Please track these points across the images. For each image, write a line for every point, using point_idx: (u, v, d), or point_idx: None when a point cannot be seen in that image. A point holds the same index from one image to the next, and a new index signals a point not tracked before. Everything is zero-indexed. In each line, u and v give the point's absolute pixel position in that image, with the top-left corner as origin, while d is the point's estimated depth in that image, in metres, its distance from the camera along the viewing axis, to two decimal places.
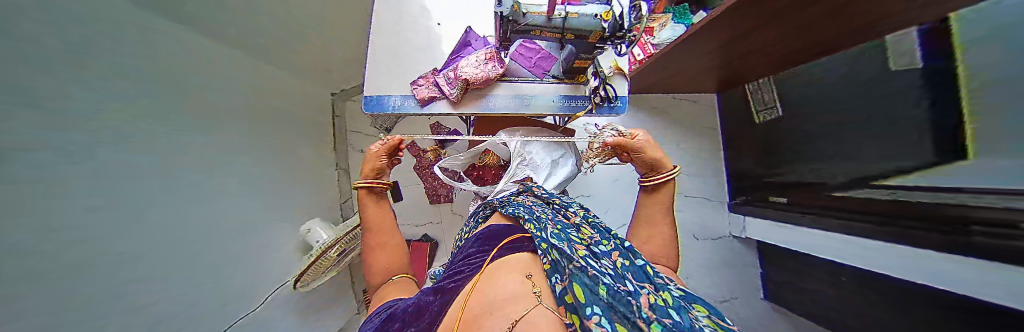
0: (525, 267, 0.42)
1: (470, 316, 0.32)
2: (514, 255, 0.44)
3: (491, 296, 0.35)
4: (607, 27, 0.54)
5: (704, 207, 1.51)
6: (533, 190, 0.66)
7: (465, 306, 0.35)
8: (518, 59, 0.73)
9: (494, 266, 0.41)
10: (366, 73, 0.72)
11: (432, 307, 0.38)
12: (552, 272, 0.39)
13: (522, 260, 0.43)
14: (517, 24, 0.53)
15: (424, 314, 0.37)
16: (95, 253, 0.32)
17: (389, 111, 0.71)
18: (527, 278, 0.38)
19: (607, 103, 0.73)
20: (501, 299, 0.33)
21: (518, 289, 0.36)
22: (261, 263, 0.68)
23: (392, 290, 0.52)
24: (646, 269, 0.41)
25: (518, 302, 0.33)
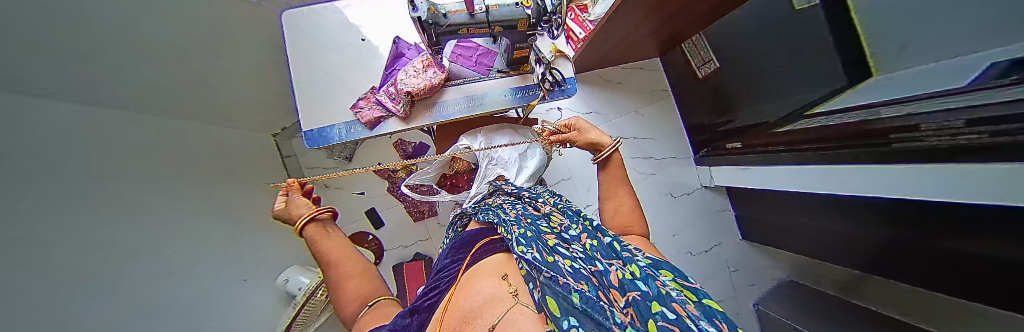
0: (500, 267, 0.36)
1: None
2: (488, 257, 0.39)
3: (468, 302, 0.29)
4: (532, 12, 0.53)
5: (674, 167, 1.58)
6: (502, 188, 0.62)
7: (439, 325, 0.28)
8: (458, 61, 0.70)
9: (469, 273, 0.36)
10: (298, 105, 0.65)
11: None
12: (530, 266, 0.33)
13: (497, 261, 0.37)
14: (439, 26, 0.51)
15: None
16: None
17: (336, 142, 0.66)
18: (504, 278, 0.32)
19: (558, 87, 0.73)
20: (475, 307, 0.27)
21: (495, 291, 0.30)
22: None
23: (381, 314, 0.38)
24: (614, 244, 0.36)
25: (494, 307, 0.26)
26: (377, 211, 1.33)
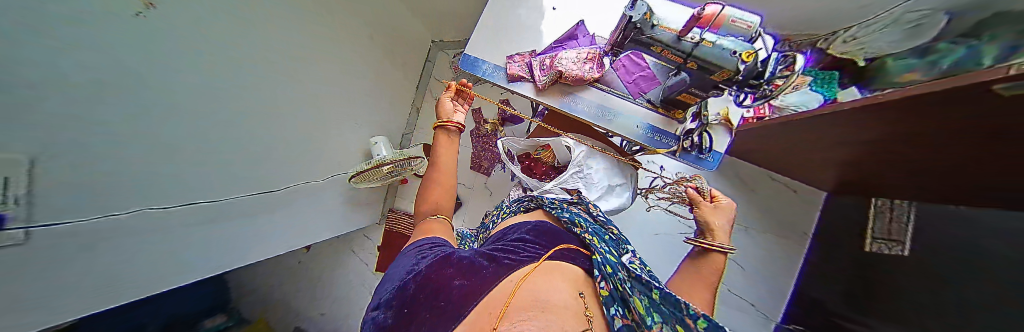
0: (577, 282, 0.39)
1: (517, 306, 0.29)
2: (567, 263, 0.42)
3: (539, 294, 0.31)
4: (744, 69, 0.47)
5: (742, 313, 1.30)
6: (588, 206, 0.63)
7: (517, 290, 0.32)
8: (619, 71, 0.69)
9: (548, 264, 0.39)
10: (472, 34, 0.77)
11: (481, 272, 0.36)
12: (610, 303, 0.36)
13: (575, 273, 0.41)
14: (640, 34, 0.49)
15: (475, 273, 0.36)
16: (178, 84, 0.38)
17: (478, 75, 0.75)
18: (582, 296, 0.35)
19: (696, 151, 0.65)
20: (556, 304, 0.30)
21: (571, 302, 0.32)
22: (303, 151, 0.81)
23: (435, 228, 0.54)
24: None
25: (571, 317, 0.29)
26: None
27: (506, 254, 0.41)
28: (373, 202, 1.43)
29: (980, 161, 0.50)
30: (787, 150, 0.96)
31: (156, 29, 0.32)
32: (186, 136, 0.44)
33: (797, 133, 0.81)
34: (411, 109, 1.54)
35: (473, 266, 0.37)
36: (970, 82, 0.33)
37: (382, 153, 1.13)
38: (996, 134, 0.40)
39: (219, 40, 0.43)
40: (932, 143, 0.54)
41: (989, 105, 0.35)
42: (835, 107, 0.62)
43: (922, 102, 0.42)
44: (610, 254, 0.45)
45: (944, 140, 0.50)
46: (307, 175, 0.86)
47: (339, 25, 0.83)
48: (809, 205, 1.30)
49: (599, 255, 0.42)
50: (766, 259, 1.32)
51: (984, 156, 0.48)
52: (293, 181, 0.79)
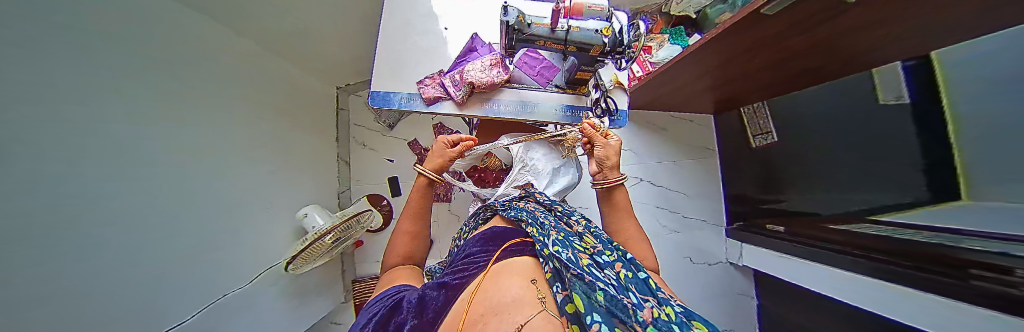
0: (529, 271, 0.45)
1: (472, 321, 0.34)
2: (516, 258, 0.49)
3: (493, 300, 0.37)
4: (608, 41, 0.57)
5: (699, 230, 1.58)
6: (534, 195, 0.70)
7: (470, 307, 0.37)
8: (523, 68, 0.75)
9: (497, 268, 0.45)
10: (374, 69, 0.73)
11: (433, 306, 0.41)
12: (555, 280, 0.41)
13: (524, 264, 0.47)
14: (521, 33, 0.55)
15: (427, 308, 0.41)
16: (78, 211, 0.33)
17: (394, 108, 0.71)
18: (534, 282, 0.41)
19: (610, 116, 0.74)
20: (505, 301, 0.36)
21: (523, 293, 0.38)
22: (232, 249, 0.67)
23: (400, 277, 0.56)
24: (648, 281, 0.40)
25: (520, 305, 0.34)
26: (399, 180, 1.48)
27: (457, 279, 0.46)
28: (328, 283, 1.21)
29: (791, 47, 0.74)
30: (673, 92, 1.22)
31: (42, 156, 0.28)
32: (100, 286, 0.36)
33: (673, 78, 1.05)
34: (338, 163, 1.37)
35: (425, 304, 0.42)
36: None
37: (319, 223, 0.99)
38: (803, 22, 0.60)
39: (103, 150, 0.37)
40: (762, 48, 0.77)
41: (799, 3, 0.52)
42: (694, 46, 0.81)
43: (754, 16, 0.60)
44: (547, 235, 0.50)
45: (771, 40, 0.72)
46: (247, 276, 0.71)
47: (241, 96, 0.73)
48: (704, 127, 1.66)
49: (540, 243, 0.48)
50: (696, 179, 1.62)
51: (796, 38, 0.69)
52: (238, 284, 0.67)
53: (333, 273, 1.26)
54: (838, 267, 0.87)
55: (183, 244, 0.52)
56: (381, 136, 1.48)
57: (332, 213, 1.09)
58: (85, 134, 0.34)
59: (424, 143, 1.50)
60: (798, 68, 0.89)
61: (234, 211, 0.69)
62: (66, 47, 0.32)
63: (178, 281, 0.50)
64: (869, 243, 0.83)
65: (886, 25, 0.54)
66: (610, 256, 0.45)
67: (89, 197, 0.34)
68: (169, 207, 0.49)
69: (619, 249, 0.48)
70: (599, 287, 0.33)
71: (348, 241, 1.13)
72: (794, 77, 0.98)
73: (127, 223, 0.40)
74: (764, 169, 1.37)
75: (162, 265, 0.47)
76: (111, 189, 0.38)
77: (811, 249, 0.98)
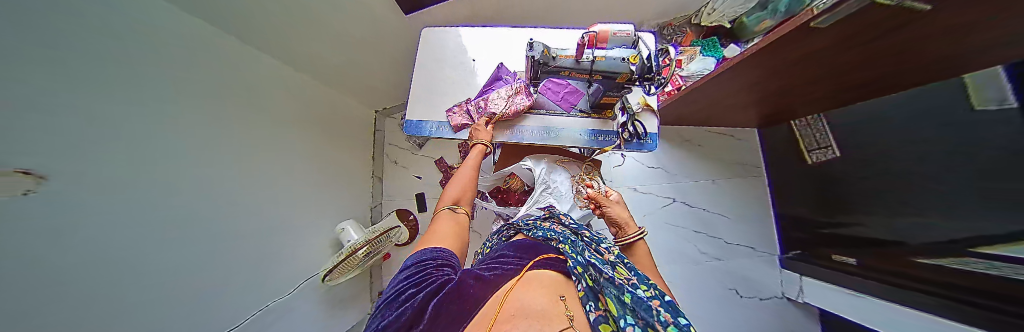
0: (557, 286, 0.46)
1: (507, 320, 0.34)
2: (545, 270, 0.49)
3: (525, 307, 0.37)
4: (635, 69, 0.55)
5: (745, 257, 1.39)
6: (560, 217, 0.69)
7: (503, 308, 0.37)
8: (546, 93, 0.77)
9: (530, 276, 0.46)
10: (408, 100, 0.80)
11: (467, 296, 0.40)
12: (588, 300, 0.43)
13: (552, 277, 0.48)
14: (546, 66, 0.56)
15: (462, 298, 0.40)
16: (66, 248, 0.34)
17: (425, 135, 0.77)
18: (562, 299, 0.42)
19: (636, 139, 0.72)
20: (538, 309, 0.36)
21: (549, 306, 0.38)
22: (258, 265, 0.73)
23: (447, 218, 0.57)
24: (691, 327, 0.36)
25: (553, 317, 0.36)
26: (425, 196, 1.56)
27: (491, 276, 0.46)
28: (359, 293, 1.29)
29: (848, 58, 0.66)
30: (708, 107, 1.15)
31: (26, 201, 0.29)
32: (109, 309, 0.39)
33: (705, 94, 1.00)
34: (373, 180, 1.50)
35: (461, 291, 0.41)
36: (849, 7, 0.44)
37: (352, 237, 1.07)
38: (861, 33, 0.53)
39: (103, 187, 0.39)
40: (810, 60, 0.70)
41: (862, 15, 0.46)
42: (732, 61, 0.76)
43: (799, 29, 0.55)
44: (579, 253, 0.52)
45: (820, 53, 0.65)
46: (277, 289, 0.78)
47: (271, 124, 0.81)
48: (744, 141, 1.53)
49: (571, 259, 0.50)
50: (738, 197, 1.46)
51: (854, 50, 0.60)
52: (268, 297, 0.74)
53: (364, 284, 1.34)
54: (932, 314, 0.74)
55: (205, 262, 0.57)
56: (411, 155, 1.60)
57: (364, 228, 1.17)
58: (94, 171, 0.38)
59: (449, 160, 1.57)
60: (858, 81, 0.79)
61: (263, 229, 0.75)
62: (65, 92, 0.34)
63: (198, 297, 0.55)
64: (973, 283, 0.70)
65: (958, 29, 0.45)
66: (647, 292, 0.42)
67: (97, 228, 0.38)
68: (192, 228, 0.55)
69: (655, 287, 0.44)
70: (627, 290, 0.40)
71: (378, 255, 1.21)
72: (848, 89, 0.87)
73: (143, 246, 0.45)
74: (827, 191, 1.19)
75: (181, 283, 0.52)
76: (125, 218, 0.43)
77: (894, 291, 0.85)
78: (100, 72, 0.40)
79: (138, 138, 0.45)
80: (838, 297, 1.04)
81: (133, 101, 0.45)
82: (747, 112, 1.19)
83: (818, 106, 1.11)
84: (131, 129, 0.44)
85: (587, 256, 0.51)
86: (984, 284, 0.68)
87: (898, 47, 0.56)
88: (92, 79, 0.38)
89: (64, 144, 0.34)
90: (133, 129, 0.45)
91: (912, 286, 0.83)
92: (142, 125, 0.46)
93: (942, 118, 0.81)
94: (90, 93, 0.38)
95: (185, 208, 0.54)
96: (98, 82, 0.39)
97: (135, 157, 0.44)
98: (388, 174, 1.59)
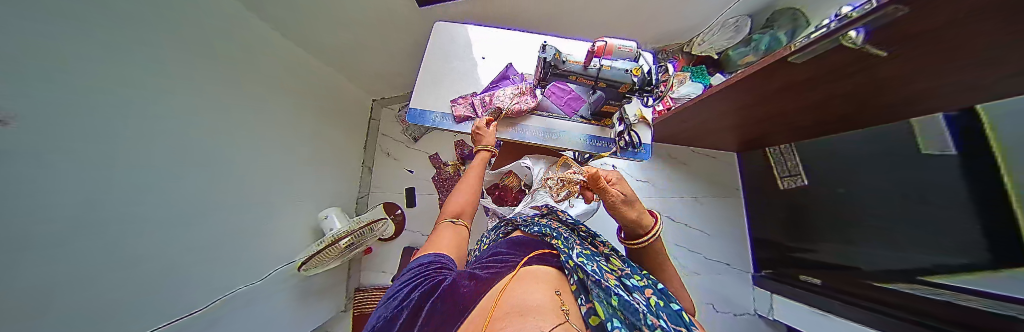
0: (554, 281, 0.46)
1: (499, 314, 0.33)
2: (543, 267, 0.50)
3: (515, 301, 0.36)
4: (637, 81, 0.59)
5: (722, 273, 1.46)
6: (558, 214, 0.70)
7: (496, 303, 0.36)
8: (551, 97, 0.79)
9: (524, 272, 0.46)
10: (413, 89, 0.80)
11: (463, 293, 0.40)
12: (579, 293, 0.43)
13: (547, 273, 0.48)
14: (556, 69, 0.59)
15: (459, 295, 0.39)
16: (23, 198, 0.30)
17: (428, 124, 0.76)
18: (557, 293, 0.42)
19: (630, 148, 0.76)
20: (529, 305, 0.35)
21: (546, 300, 0.38)
22: (224, 245, 0.66)
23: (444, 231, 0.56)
24: (682, 314, 0.37)
25: (545, 310, 0.35)
26: (415, 191, 1.53)
27: (486, 275, 0.47)
28: (334, 287, 1.20)
29: (823, 92, 0.73)
30: (697, 128, 1.23)
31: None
32: (61, 269, 0.36)
33: (695, 114, 1.06)
34: (362, 169, 1.45)
35: (458, 290, 0.40)
36: (825, 46, 0.50)
37: (335, 226, 1.02)
38: (834, 70, 0.60)
39: (61, 132, 0.35)
40: (787, 91, 0.78)
41: (832, 54, 0.53)
42: (723, 85, 0.81)
43: (779, 63, 0.62)
44: (572, 249, 0.53)
45: (800, 86, 0.72)
46: (244, 275, 0.72)
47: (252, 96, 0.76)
48: (725, 164, 1.64)
49: (563, 253, 0.51)
50: (717, 215, 1.55)
51: (833, 83, 0.66)
52: (235, 282, 0.68)
53: (340, 278, 1.26)
54: (875, 327, 0.81)
55: (165, 234, 0.52)
56: (405, 148, 1.57)
57: (348, 218, 1.12)
58: (63, 122, 0.35)
59: (444, 157, 1.56)
60: (829, 114, 0.88)
61: (234, 207, 0.70)
62: (24, 21, 0.30)
63: (154, 273, 0.50)
64: (913, 304, 0.78)
65: (914, 73, 0.52)
66: (640, 281, 0.45)
67: (56, 182, 0.34)
68: (155, 195, 0.50)
69: (649, 276, 0.48)
70: (615, 293, 0.37)
71: (360, 246, 1.16)
72: (818, 121, 0.97)
73: (103, 212, 0.41)
74: (794, 214, 1.30)
75: (138, 255, 0.47)
76: (84, 177, 0.38)
77: (840, 307, 0.95)
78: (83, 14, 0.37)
79: (106, 87, 0.41)
80: (805, 318, 1.09)
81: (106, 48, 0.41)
82: (731, 136, 1.29)
83: (788, 138, 1.24)
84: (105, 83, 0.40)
85: (578, 252, 0.51)
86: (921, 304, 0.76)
87: (861, 85, 0.64)
88: (61, 13, 0.35)
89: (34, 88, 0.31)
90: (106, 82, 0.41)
91: (864, 304, 0.91)
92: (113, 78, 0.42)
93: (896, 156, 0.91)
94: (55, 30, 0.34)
95: (152, 174, 0.49)
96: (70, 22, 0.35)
97: (101, 108, 0.40)
98: (379, 165, 1.54)
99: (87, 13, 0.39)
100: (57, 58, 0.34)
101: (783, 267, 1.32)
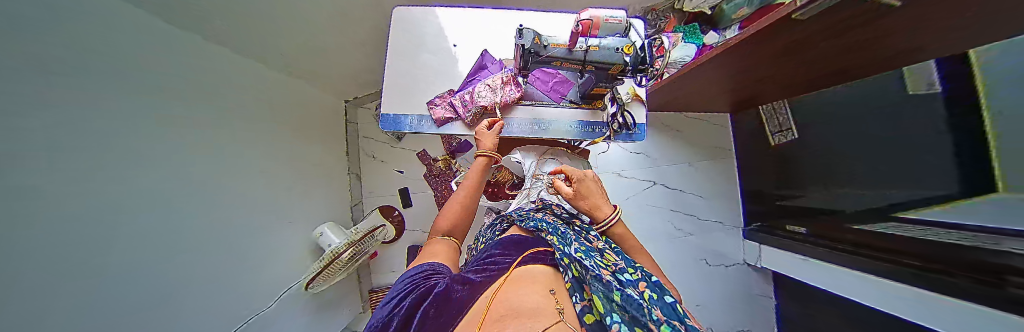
0: (548, 281, 0.46)
1: (491, 319, 0.32)
2: (536, 265, 0.51)
3: (509, 304, 0.36)
4: (629, 60, 0.53)
5: (714, 231, 1.55)
6: (552, 208, 0.70)
7: (490, 304, 0.36)
8: (535, 83, 0.73)
9: (519, 272, 0.47)
10: (383, 92, 0.72)
11: (455, 299, 0.39)
12: (574, 291, 0.43)
13: (545, 273, 0.49)
14: (537, 56, 0.52)
15: (451, 301, 0.38)
16: (63, 270, 0.30)
17: (406, 131, 0.70)
18: (552, 293, 0.42)
19: (625, 130, 0.72)
20: (525, 307, 0.35)
21: (541, 301, 0.38)
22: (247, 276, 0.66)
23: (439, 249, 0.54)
24: (676, 307, 0.38)
25: (541, 313, 0.35)
26: (410, 191, 1.50)
27: (480, 278, 0.45)
28: (346, 295, 1.23)
29: (824, 50, 0.69)
30: (691, 94, 1.18)
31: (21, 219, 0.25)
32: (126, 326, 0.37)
33: (690, 80, 1.01)
34: (350, 177, 1.39)
35: (448, 296, 0.39)
36: (838, 3, 0.46)
37: (334, 240, 1.00)
38: (837, 28, 0.56)
39: (90, 198, 0.34)
40: (785, 52, 0.74)
41: (840, 13, 0.48)
42: (722, 47, 0.75)
43: (782, 23, 0.57)
44: (567, 245, 0.52)
45: (800, 45, 0.68)
46: (269, 297, 0.73)
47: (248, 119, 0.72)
48: (718, 126, 1.63)
49: (558, 250, 0.50)
50: (709, 177, 1.59)
51: (835, 40, 0.63)
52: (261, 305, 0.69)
53: (351, 285, 1.29)
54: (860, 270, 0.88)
55: (194, 277, 0.52)
56: (390, 148, 1.50)
57: (346, 230, 1.10)
58: (96, 190, 0.35)
59: (433, 154, 1.51)
60: (825, 71, 0.85)
61: (246, 236, 0.68)
62: (46, 90, 0.29)
63: (197, 313, 0.51)
64: (899, 247, 0.85)
65: (915, 32, 0.50)
66: (633, 275, 0.46)
67: (99, 247, 0.35)
68: (185, 239, 0.50)
69: (643, 269, 0.49)
70: (616, 288, 0.36)
71: (365, 254, 1.16)
72: (819, 78, 0.94)
73: (148, 265, 0.42)
74: (784, 169, 1.34)
75: (183, 300, 0.48)
76: (125, 235, 0.39)
77: (823, 252, 1.04)
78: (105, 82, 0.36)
79: (121, 143, 0.39)
80: (794, 263, 1.17)
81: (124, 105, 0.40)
82: (726, 98, 1.25)
83: (783, 95, 1.20)
84: (129, 144, 0.40)
85: (574, 248, 0.50)
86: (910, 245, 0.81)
87: (860, 42, 0.60)
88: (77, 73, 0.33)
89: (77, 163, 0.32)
90: (129, 141, 0.40)
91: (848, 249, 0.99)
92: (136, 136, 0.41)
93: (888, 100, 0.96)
94: (93, 100, 0.34)
95: (174, 222, 0.48)
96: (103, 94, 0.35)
97: (120, 164, 0.39)
98: (366, 170, 1.48)
99: (98, 70, 0.37)
100: (79, 123, 0.33)
101: (782, 215, 1.35)
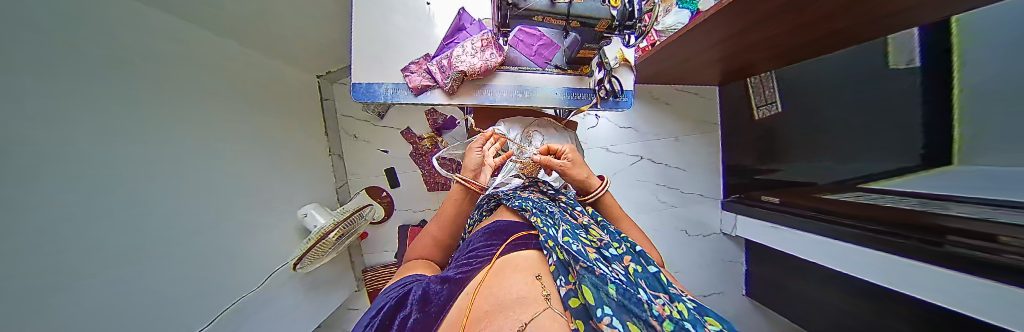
0: (533, 266, 0.47)
1: (475, 317, 0.34)
2: (520, 252, 0.51)
3: (494, 297, 0.38)
4: (617, 14, 0.50)
5: (695, 204, 1.62)
6: (538, 185, 0.73)
7: (473, 302, 0.38)
8: (519, 47, 0.68)
9: (502, 262, 0.47)
10: (352, 57, 0.65)
11: (436, 299, 0.43)
12: (559, 274, 0.42)
13: (528, 256, 0.50)
14: (516, 9, 0.47)
15: (431, 302, 0.42)
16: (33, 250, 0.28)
17: (380, 101, 0.65)
18: (537, 278, 0.43)
19: (612, 97, 0.70)
20: (511, 298, 0.36)
21: (528, 289, 0.39)
22: (225, 257, 0.63)
23: (416, 266, 0.59)
24: (659, 275, 0.40)
25: (522, 300, 0.35)
26: (396, 172, 1.46)
27: (459, 274, 0.48)
28: (339, 276, 1.23)
29: (818, 11, 0.68)
30: (681, 63, 1.14)
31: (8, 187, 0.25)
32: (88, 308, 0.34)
33: (678, 49, 0.99)
34: (332, 157, 1.33)
35: (428, 297, 0.43)
36: None
37: (319, 221, 0.98)
38: None
39: (65, 174, 0.32)
40: (778, 16, 0.72)
41: None
42: (711, 13, 0.72)
43: None
44: (553, 228, 0.51)
45: (794, 8, 0.67)
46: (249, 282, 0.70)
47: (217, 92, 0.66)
48: (706, 100, 1.63)
49: (543, 233, 0.48)
50: (695, 152, 1.62)
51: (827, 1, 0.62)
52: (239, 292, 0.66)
53: (343, 267, 1.28)
54: (823, 234, 0.94)
55: (179, 255, 0.51)
56: (372, 127, 1.42)
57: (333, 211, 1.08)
58: (67, 161, 0.32)
59: (418, 132, 1.45)
60: (823, 31, 0.82)
61: (226, 216, 0.65)
62: (24, 56, 0.27)
63: (180, 299, 0.50)
64: (861, 213, 0.90)
65: None
66: (618, 249, 0.47)
67: (67, 225, 0.32)
68: (157, 219, 0.46)
69: (625, 242, 0.51)
70: (610, 280, 0.35)
71: (353, 236, 1.14)
72: (811, 39, 0.90)
73: (114, 237, 0.38)
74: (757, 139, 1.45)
75: (156, 283, 0.45)
76: (92, 214, 0.36)
77: (791, 219, 1.09)
78: (52, 38, 0.32)
79: (92, 120, 0.36)
80: (764, 230, 1.26)
81: (84, 71, 0.36)
82: (713, 67, 1.22)
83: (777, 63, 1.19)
84: (98, 116, 0.37)
85: (559, 231, 0.49)
86: (874, 212, 0.86)
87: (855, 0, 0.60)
88: (51, 39, 0.31)
89: (48, 128, 0.30)
90: (101, 112, 0.37)
91: (807, 215, 1.05)
92: (105, 104, 0.38)
93: (853, 79, 1.11)
94: (53, 63, 0.31)
95: (145, 201, 0.44)
96: (57, 50, 0.32)
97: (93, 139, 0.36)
98: (348, 150, 1.42)
99: (77, 41, 0.35)
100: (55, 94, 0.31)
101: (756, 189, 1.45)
